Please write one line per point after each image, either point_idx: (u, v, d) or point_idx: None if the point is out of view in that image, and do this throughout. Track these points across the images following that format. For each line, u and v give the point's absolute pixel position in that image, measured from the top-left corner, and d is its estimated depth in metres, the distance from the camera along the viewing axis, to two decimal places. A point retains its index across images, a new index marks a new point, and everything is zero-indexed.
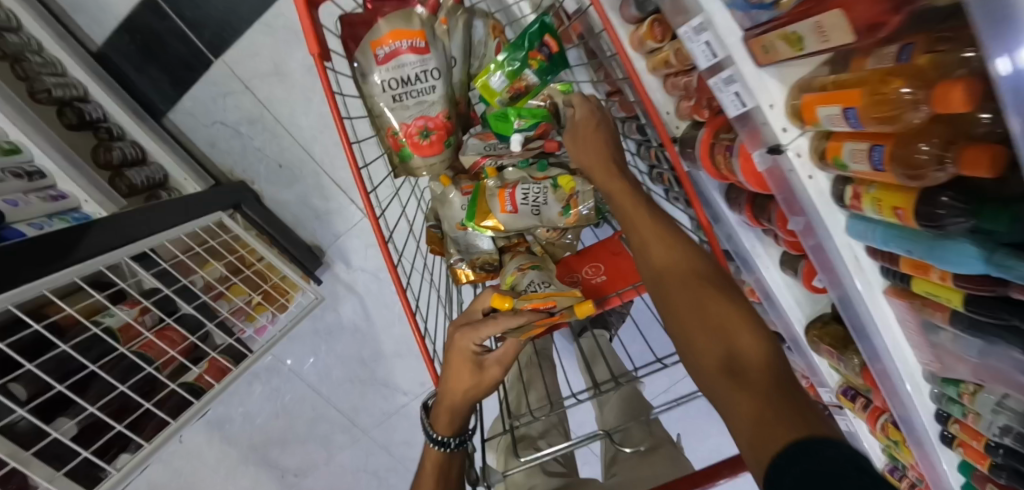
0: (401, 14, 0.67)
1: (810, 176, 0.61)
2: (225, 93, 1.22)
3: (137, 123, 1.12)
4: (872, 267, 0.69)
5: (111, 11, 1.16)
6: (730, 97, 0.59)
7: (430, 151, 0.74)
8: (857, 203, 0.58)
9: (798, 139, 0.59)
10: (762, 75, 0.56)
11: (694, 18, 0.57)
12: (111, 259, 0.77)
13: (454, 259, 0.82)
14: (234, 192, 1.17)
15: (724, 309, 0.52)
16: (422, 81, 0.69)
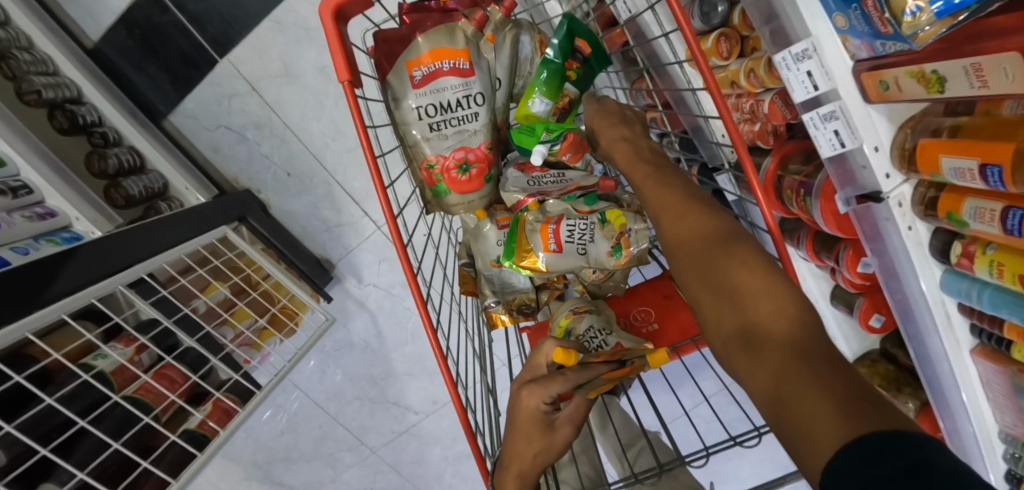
0: (444, 29, 0.62)
1: (909, 226, 0.53)
2: (229, 95, 1.13)
3: (135, 127, 1.03)
4: (961, 323, 0.61)
5: (107, 3, 1.06)
6: (827, 136, 0.49)
7: (469, 187, 0.70)
8: (966, 263, 0.50)
9: (900, 186, 0.51)
10: (870, 113, 0.48)
11: (797, 43, 0.47)
12: (104, 289, 0.69)
13: (488, 301, 0.79)
14: (240, 204, 1.09)
15: (753, 278, 0.41)
16: (463, 108, 0.65)
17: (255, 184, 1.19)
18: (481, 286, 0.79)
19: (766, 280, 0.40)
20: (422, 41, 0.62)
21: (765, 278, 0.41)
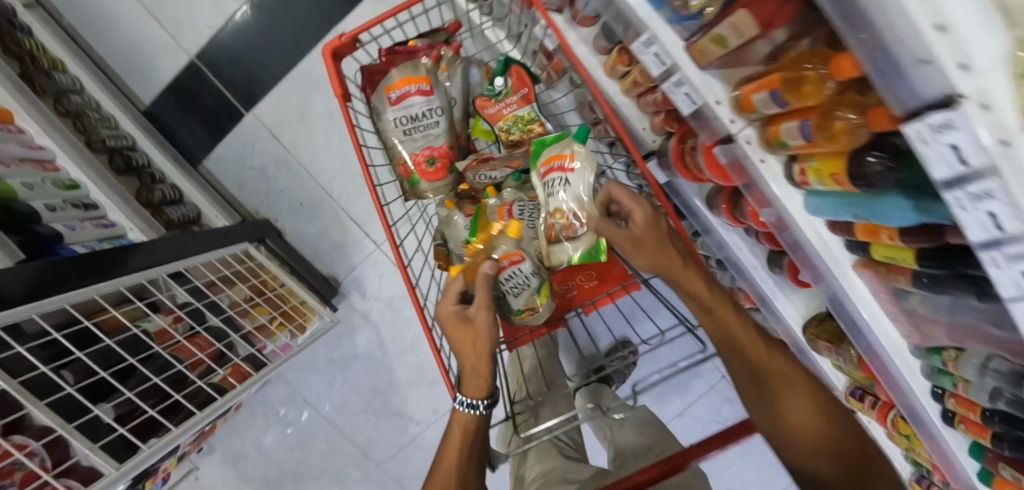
0: (410, 64, 0.79)
1: (763, 160, 0.68)
2: (253, 141, 1.36)
3: (177, 167, 1.26)
4: (838, 246, 0.71)
5: (158, 74, 1.32)
6: (683, 97, 0.68)
7: (435, 177, 0.84)
8: (805, 178, 0.64)
9: (745, 129, 0.66)
10: (706, 76, 0.65)
11: (642, 34, 0.67)
12: (154, 274, 0.87)
13: None
14: (259, 228, 1.28)
15: (811, 421, 0.63)
16: (428, 117, 0.81)
17: (273, 215, 1.40)
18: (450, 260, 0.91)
19: (810, 402, 0.64)
20: (394, 70, 0.79)
21: (815, 409, 0.64)
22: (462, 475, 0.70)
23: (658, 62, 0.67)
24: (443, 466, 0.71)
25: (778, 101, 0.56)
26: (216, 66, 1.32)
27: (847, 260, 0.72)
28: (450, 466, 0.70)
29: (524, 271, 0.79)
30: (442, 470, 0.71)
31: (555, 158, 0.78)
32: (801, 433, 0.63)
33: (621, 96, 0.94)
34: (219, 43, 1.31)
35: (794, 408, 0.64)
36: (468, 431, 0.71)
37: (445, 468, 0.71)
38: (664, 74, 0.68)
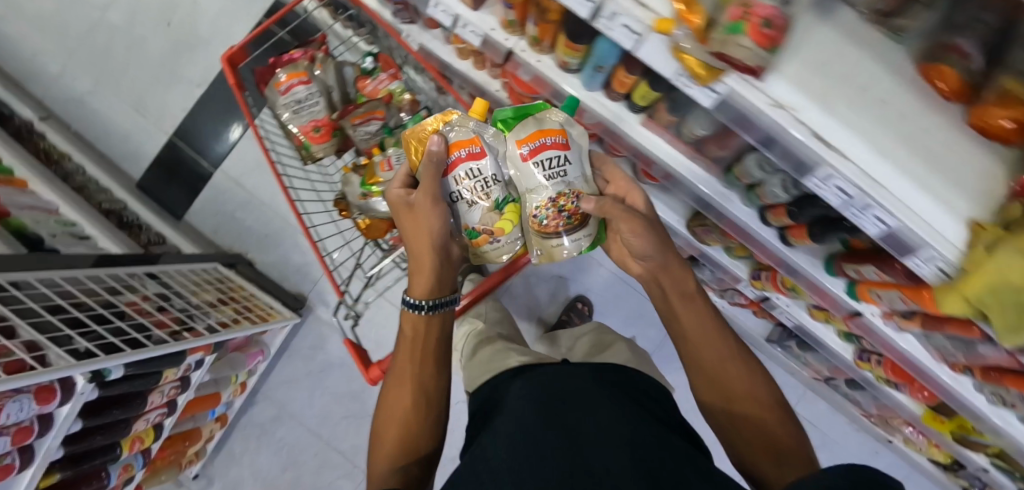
0: (292, 64, 1.04)
1: (539, 60, 0.88)
2: (223, 192, 1.62)
3: (160, 219, 1.51)
4: (619, 108, 0.88)
5: (144, 155, 1.63)
6: (470, 34, 0.90)
7: (321, 140, 1.07)
8: (563, 61, 0.84)
9: (518, 43, 0.88)
10: (479, 15, 0.88)
11: (431, 0, 0.90)
12: (131, 269, 1.11)
13: (357, 217, 1.08)
14: (231, 257, 1.51)
15: (730, 376, 0.78)
16: (311, 100, 1.05)
17: (245, 251, 1.62)
18: (351, 209, 1.09)
19: (741, 378, 0.78)
20: (281, 71, 1.04)
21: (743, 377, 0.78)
22: (417, 373, 0.82)
23: (446, 15, 0.89)
24: (401, 366, 0.83)
25: (509, 6, 0.80)
26: (188, 139, 1.62)
27: (634, 118, 0.88)
28: (407, 362, 0.83)
29: (490, 172, 0.81)
30: (402, 366, 0.83)
31: (530, 138, 0.79)
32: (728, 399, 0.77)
33: (476, 72, 1.16)
34: (189, 120, 1.62)
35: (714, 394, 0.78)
36: (415, 324, 0.84)
37: (401, 367, 0.83)
38: (455, 22, 0.90)
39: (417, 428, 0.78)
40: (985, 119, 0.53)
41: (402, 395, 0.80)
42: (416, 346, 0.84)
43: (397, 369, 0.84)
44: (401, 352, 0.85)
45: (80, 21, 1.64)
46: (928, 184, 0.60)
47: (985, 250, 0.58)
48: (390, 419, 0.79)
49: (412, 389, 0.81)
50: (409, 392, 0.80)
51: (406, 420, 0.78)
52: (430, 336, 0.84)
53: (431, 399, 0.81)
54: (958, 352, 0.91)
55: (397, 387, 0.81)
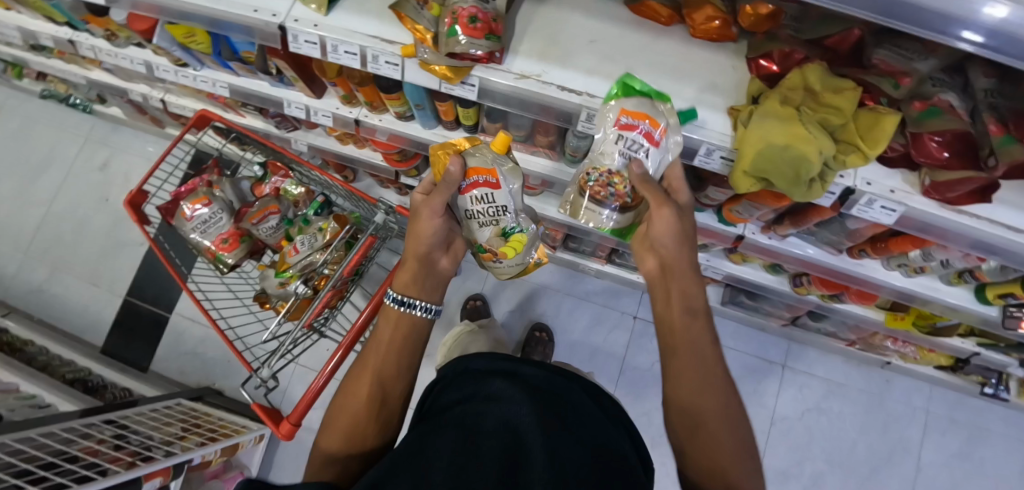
0: (194, 192, 1.16)
1: (381, 118, 1.03)
2: (181, 332, 1.69)
3: (123, 374, 1.56)
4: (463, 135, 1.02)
5: (101, 320, 1.71)
6: (324, 116, 1.06)
7: (232, 249, 1.17)
8: (397, 111, 0.98)
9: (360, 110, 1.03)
10: (325, 100, 1.05)
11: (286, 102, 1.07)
12: (85, 421, 1.17)
13: (276, 303, 1.18)
14: (196, 390, 1.55)
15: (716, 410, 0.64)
16: (217, 217, 1.15)
17: (213, 382, 1.65)
18: (270, 299, 1.18)
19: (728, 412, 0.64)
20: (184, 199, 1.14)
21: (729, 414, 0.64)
22: (380, 365, 0.78)
23: (300, 109, 1.06)
24: (365, 358, 0.80)
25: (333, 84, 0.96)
26: (141, 294, 1.72)
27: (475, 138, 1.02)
28: (373, 357, 0.79)
29: (505, 204, 0.84)
30: (365, 361, 0.79)
31: (636, 114, 0.66)
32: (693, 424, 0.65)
33: (361, 150, 1.31)
34: (140, 277, 1.73)
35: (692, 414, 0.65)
36: (394, 325, 0.83)
37: (365, 361, 0.79)
38: (308, 113, 1.07)
39: (362, 421, 0.73)
40: (698, 27, 0.69)
41: (358, 388, 0.75)
42: (390, 340, 0.81)
43: (361, 361, 0.79)
44: (372, 343, 0.82)
45: (28, 223, 1.79)
46: (683, 92, 0.71)
47: (745, 127, 0.67)
48: (341, 414, 0.75)
49: (372, 383, 0.76)
50: (365, 386, 0.75)
51: (359, 414, 0.74)
52: (393, 330, 0.82)
53: (389, 396, 0.76)
54: (840, 235, 0.96)
55: (356, 380, 0.77)
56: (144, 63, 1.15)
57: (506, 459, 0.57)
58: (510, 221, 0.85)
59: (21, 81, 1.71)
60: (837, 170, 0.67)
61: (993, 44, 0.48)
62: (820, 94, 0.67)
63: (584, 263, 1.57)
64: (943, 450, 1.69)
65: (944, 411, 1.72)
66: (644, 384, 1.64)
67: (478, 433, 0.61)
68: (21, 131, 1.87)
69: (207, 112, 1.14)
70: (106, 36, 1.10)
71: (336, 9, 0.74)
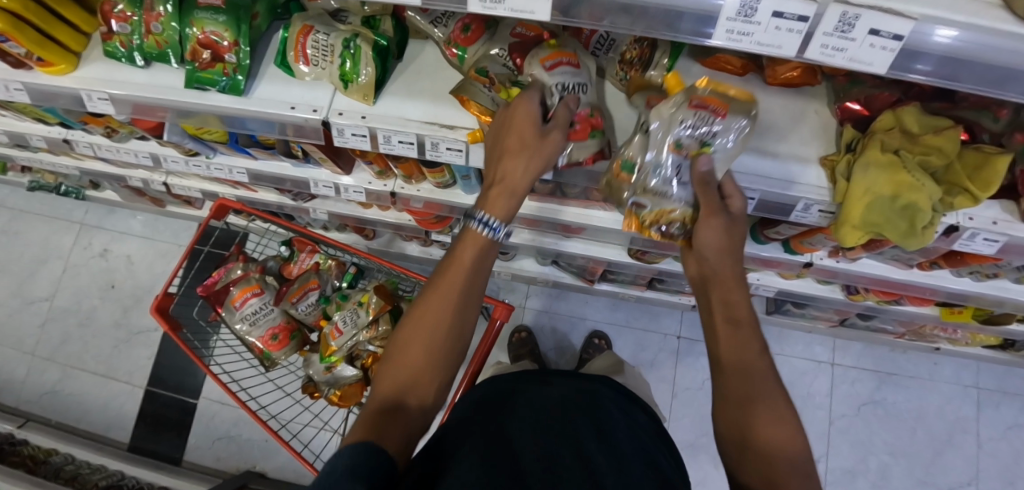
0: (234, 283, 1.08)
1: (419, 189, 0.96)
2: (212, 417, 1.63)
3: (158, 472, 1.50)
4: None
5: (127, 416, 1.66)
6: (355, 191, 0.99)
7: (280, 345, 1.10)
8: (440, 182, 0.91)
9: (394, 182, 0.96)
10: (356, 174, 0.98)
11: (312, 181, 0.99)
12: None
13: (328, 391, 1.10)
14: (240, 477, 1.48)
15: (765, 414, 0.54)
16: (261, 310, 1.08)
17: (253, 464, 1.59)
18: (320, 388, 1.10)
19: (778, 422, 0.54)
20: (234, 288, 1.07)
21: (781, 426, 0.54)
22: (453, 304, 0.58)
23: (329, 188, 0.99)
24: (424, 313, 0.58)
25: (369, 162, 0.88)
26: (163, 383, 1.67)
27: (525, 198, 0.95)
28: (436, 315, 0.58)
29: (714, 143, 0.59)
30: (427, 314, 0.58)
31: (531, 25, 0.63)
32: (745, 419, 0.55)
33: (386, 212, 1.24)
34: (158, 365, 1.69)
35: (743, 414, 0.55)
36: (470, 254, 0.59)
37: (430, 313, 0.58)
38: (337, 190, 0.99)
39: (424, 402, 0.57)
40: (778, 76, 0.66)
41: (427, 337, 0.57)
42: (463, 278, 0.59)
43: (421, 313, 0.58)
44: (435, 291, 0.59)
45: (38, 325, 1.75)
46: (772, 148, 0.66)
47: (846, 179, 0.63)
48: (394, 382, 0.57)
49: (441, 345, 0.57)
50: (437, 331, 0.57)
51: (420, 387, 0.57)
52: (465, 277, 0.59)
53: (455, 359, 0.59)
54: (913, 255, 0.91)
55: (413, 341, 0.58)
56: (151, 155, 1.09)
57: (545, 463, 0.57)
58: (668, 157, 0.59)
59: (7, 175, 1.69)
60: (943, 211, 0.63)
61: (945, 71, 0.41)
62: (918, 136, 0.61)
63: (624, 291, 1.52)
64: (1001, 424, 1.66)
65: (995, 383, 1.70)
66: (697, 404, 1.61)
67: (505, 441, 0.62)
68: (11, 227, 1.84)
69: (224, 200, 1.09)
70: (106, 132, 1.04)
71: (382, 95, 0.67)
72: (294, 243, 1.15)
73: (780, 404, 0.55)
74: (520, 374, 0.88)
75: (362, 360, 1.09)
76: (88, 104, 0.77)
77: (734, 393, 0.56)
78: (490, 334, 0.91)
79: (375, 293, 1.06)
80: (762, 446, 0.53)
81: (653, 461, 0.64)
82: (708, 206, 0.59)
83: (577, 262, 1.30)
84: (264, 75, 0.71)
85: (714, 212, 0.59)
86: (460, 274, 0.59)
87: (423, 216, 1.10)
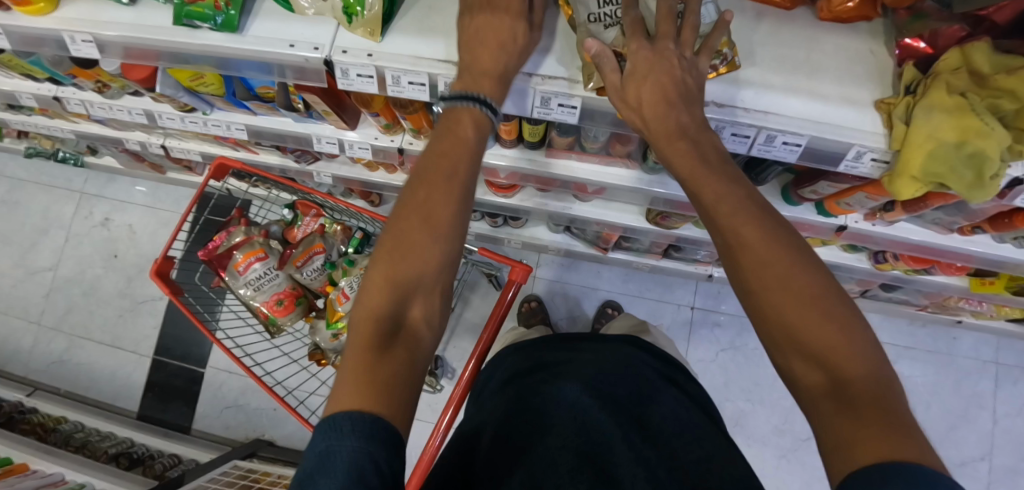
0: (244, 244, 1.04)
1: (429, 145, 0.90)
2: (219, 386, 1.62)
3: (168, 439, 1.50)
4: (519, 151, 0.89)
5: (135, 384, 1.65)
6: (360, 148, 0.93)
7: (286, 311, 1.06)
8: None
9: (403, 137, 0.90)
10: (362, 130, 0.92)
11: (314, 137, 0.93)
12: None
13: (335, 359, 1.06)
14: (249, 445, 1.48)
15: (798, 298, 0.42)
16: (267, 275, 1.04)
17: (261, 432, 1.58)
18: (327, 355, 1.06)
19: (816, 308, 0.41)
20: (237, 252, 1.03)
21: (829, 310, 0.41)
22: (450, 176, 0.53)
23: (333, 144, 0.93)
24: (415, 205, 0.52)
25: (375, 114, 0.82)
26: (170, 353, 1.65)
27: (541, 155, 0.89)
28: (435, 204, 0.52)
29: None
30: (422, 206, 0.52)
31: None
32: (780, 318, 0.42)
33: (392, 175, 1.18)
34: (164, 335, 1.67)
35: (776, 311, 0.42)
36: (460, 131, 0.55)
37: (428, 209, 0.52)
38: (342, 147, 0.93)
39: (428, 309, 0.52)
40: (831, 9, 0.60)
41: (421, 221, 0.51)
42: (462, 145, 0.55)
43: (416, 203, 0.52)
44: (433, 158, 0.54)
45: (43, 295, 1.73)
46: (821, 89, 0.60)
47: (904, 123, 0.57)
48: (387, 291, 0.50)
49: (446, 246, 0.52)
50: (441, 213, 0.52)
51: (421, 295, 0.51)
52: (467, 164, 0.55)
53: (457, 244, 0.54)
54: (955, 217, 0.85)
55: (405, 240, 0.51)
56: (145, 113, 1.04)
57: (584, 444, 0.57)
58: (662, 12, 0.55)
59: (4, 141, 1.64)
60: (1011, 161, 0.56)
61: None
62: (988, 77, 0.54)
63: (639, 260, 1.47)
64: (1020, 400, 1.62)
65: (1017, 359, 1.65)
66: (711, 377, 1.57)
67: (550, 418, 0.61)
68: (11, 196, 1.80)
69: (224, 159, 1.03)
70: (97, 88, 0.98)
71: (390, 32, 0.61)
72: (298, 209, 1.10)
73: (821, 292, 0.42)
74: (545, 340, 0.88)
75: None
76: (72, 47, 0.71)
77: (757, 290, 0.43)
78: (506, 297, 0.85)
79: None
80: (815, 347, 0.40)
81: (698, 437, 0.61)
82: (663, 89, 0.52)
83: (592, 227, 1.25)
84: (260, 10, 0.64)
85: (637, 50, 0.52)
86: (451, 154, 0.54)
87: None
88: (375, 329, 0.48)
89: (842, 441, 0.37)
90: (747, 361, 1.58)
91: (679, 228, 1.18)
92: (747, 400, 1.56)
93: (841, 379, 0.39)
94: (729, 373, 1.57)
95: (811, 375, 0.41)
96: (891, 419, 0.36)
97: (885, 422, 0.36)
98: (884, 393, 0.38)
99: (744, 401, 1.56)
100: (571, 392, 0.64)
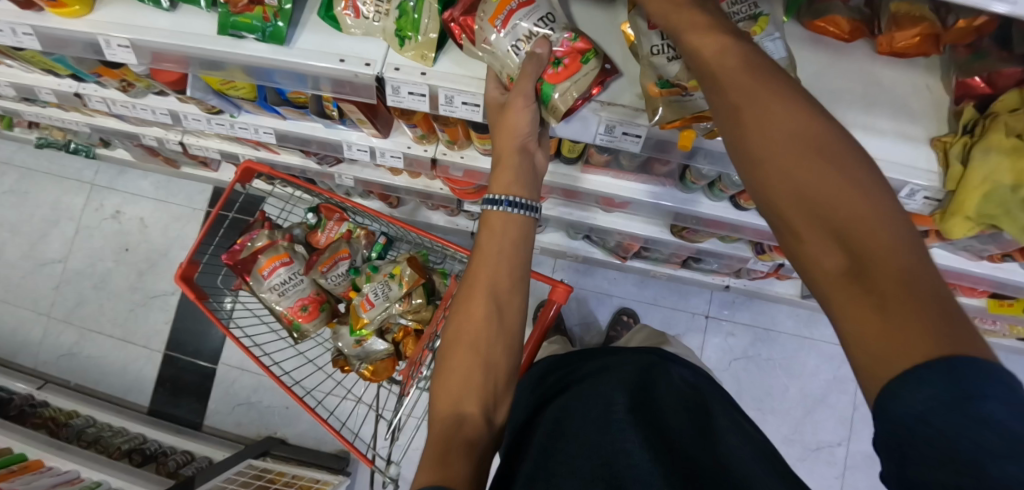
0: (270, 248, 1.03)
1: (462, 156, 0.89)
2: (231, 383, 1.62)
3: (181, 436, 1.49)
4: (554, 166, 0.88)
5: (146, 379, 1.64)
6: (391, 157, 0.92)
7: (311, 316, 1.05)
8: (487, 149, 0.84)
9: (436, 147, 0.89)
10: (393, 138, 0.91)
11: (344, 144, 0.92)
12: None
13: (359, 366, 1.05)
14: (263, 443, 1.47)
15: (824, 178, 0.35)
16: (292, 280, 1.03)
17: (273, 430, 1.58)
18: (350, 361, 1.06)
19: (844, 190, 0.34)
20: (261, 256, 1.01)
21: (860, 191, 0.34)
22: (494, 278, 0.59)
23: (364, 152, 0.92)
24: (465, 313, 0.59)
25: (412, 125, 0.81)
26: (182, 348, 1.64)
27: (576, 170, 0.88)
28: (478, 307, 0.59)
29: (763, 9, 0.54)
30: (463, 318, 0.59)
31: None
32: (812, 220, 0.35)
33: (417, 179, 1.16)
34: (176, 330, 1.66)
35: (806, 221, 0.35)
36: (501, 232, 0.60)
37: (469, 316, 0.59)
38: (373, 155, 0.92)
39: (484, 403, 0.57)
40: (892, 45, 0.58)
41: (469, 327, 0.58)
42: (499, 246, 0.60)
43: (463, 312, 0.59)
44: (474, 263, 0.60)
45: (52, 286, 1.71)
46: (879, 124, 0.60)
47: (962, 164, 0.56)
48: (447, 399, 0.56)
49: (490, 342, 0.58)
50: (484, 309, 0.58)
51: (476, 392, 0.57)
52: (504, 259, 0.60)
53: (503, 335, 0.60)
54: (987, 245, 0.84)
55: (456, 352, 0.58)
56: (169, 112, 1.02)
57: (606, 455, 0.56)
58: None
59: (14, 129, 1.61)
60: None
61: None
62: None
63: (657, 269, 1.47)
64: None
65: None
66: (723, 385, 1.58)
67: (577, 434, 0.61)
68: (20, 185, 1.77)
69: (250, 163, 1.02)
70: (121, 86, 0.96)
71: (443, 52, 0.60)
72: (321, 213, 1.09)
73: (866, 178, 0.34)
74: (587, 352, 0.85)
75: (394, 334, 1.04)
76: (107, 51, 0.69)
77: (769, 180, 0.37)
78: (543, 316, 0.85)
79: (410, 266, 1.00)
80: (846, 240, 0.33)
81: (716, 447, 0.57)
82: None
83: (613, 237, 1.24)
84: (307, 23, 0.63)
85: None
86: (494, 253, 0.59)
87: (461, 186, 1.03)
88: (436, 434, 0.53)
89: (868, 343, 0.31)
90: (759, 371, 1.58)
91: (703, 242, 1.17)
92: (758, 410, 1.56)
93: (878, 269, 0.32)
94: (740, 382, 1.58)
95: (834, 268, 0.34)
96: (935, 311, 0.30)
97: (929, 318, 0.30)
98: (924, 280, 0.31)
99: (754, 410, 1.56)
100: (613, 398, 0.64)
